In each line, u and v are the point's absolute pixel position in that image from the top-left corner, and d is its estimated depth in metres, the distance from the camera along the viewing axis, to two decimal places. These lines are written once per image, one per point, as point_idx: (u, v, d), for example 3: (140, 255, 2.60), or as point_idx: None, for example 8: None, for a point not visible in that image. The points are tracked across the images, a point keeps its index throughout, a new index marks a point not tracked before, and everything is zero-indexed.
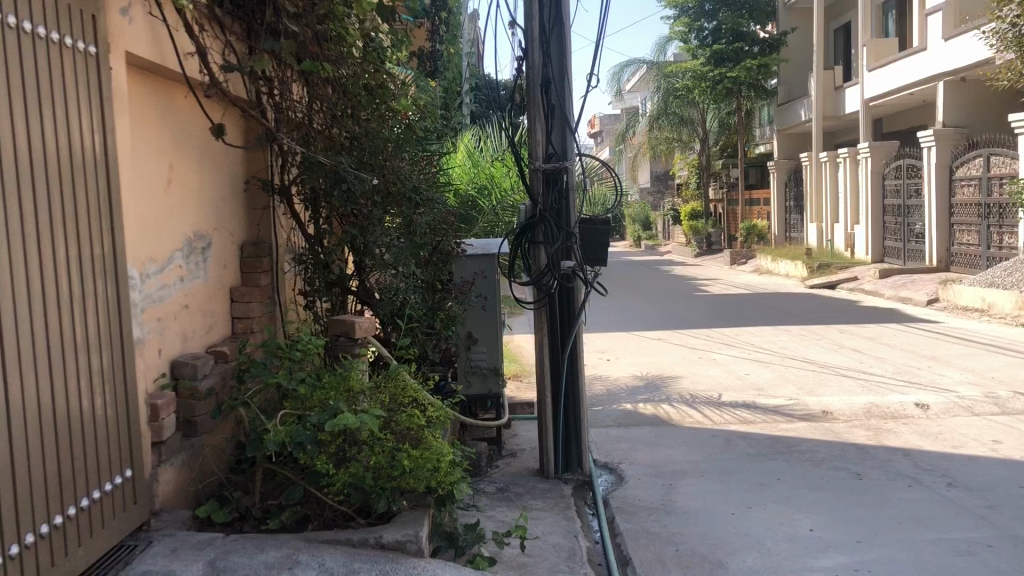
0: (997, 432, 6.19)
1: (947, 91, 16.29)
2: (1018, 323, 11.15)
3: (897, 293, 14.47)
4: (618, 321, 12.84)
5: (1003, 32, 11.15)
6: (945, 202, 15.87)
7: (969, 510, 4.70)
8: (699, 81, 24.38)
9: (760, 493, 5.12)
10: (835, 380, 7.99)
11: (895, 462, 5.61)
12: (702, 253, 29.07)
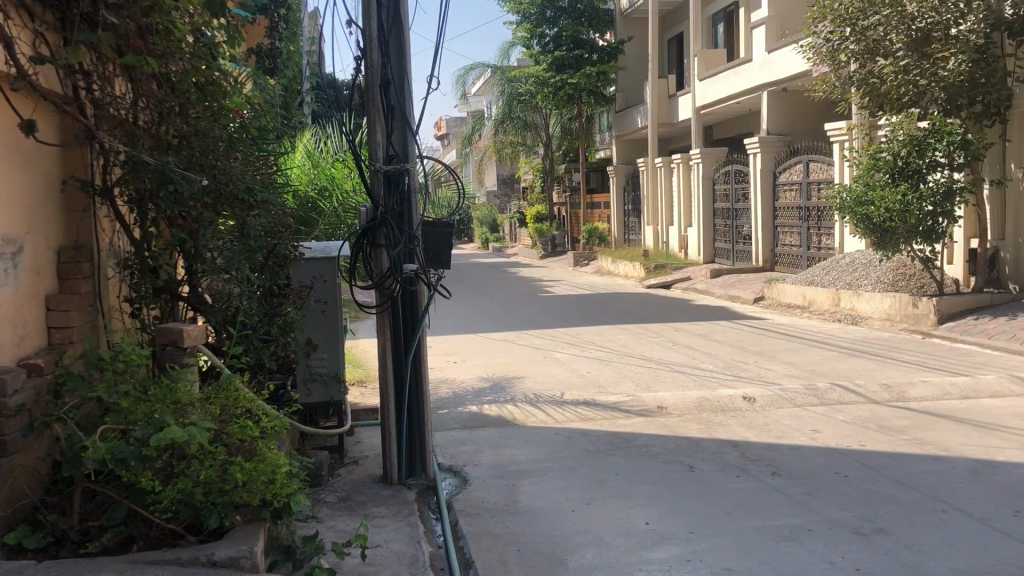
0: (816, 422, 6.60)
1: (771, 100, 17.24)
2: (834, 318, 11.97)
3: (727, 292, 15.21)
4: (464, 324, 12.87)
5: (818, 47, 11.96)
6: (770, 205, 16.83)
7: (791, 497, 4.98)
8: (541, 86, 24.80)
9: (599, 489, 5.25)
10: (670, 376, 8.30)
11: (724, 453, 5.88)
12: (547, 255, 29.62)
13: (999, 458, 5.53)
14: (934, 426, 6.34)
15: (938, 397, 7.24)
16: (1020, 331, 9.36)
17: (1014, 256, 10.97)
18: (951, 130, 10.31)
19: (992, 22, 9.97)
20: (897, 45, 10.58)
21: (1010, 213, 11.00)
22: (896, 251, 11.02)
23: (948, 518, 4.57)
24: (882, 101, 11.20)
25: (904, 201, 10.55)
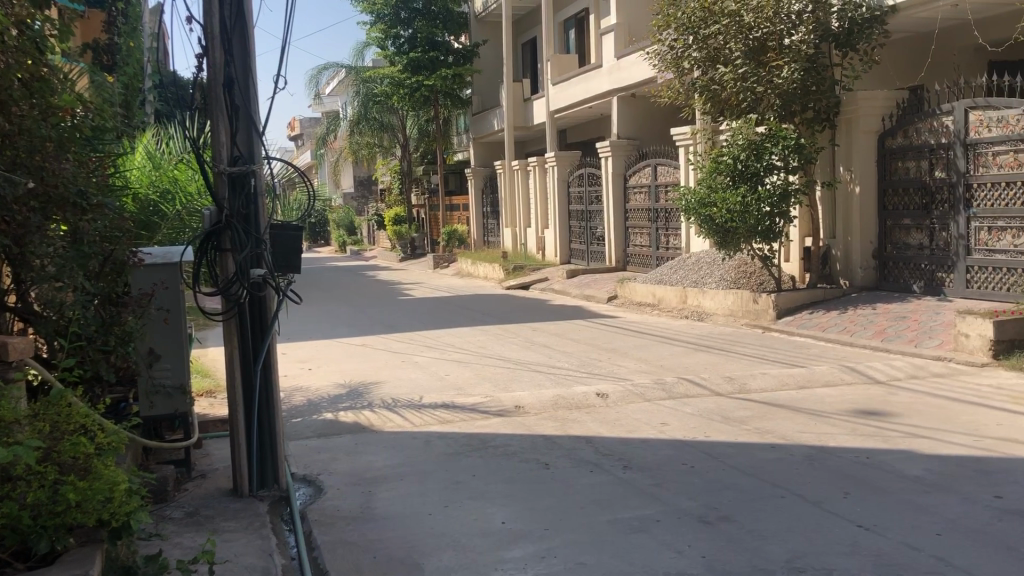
0: (665, 415, 6.84)
1: (620, 105, 17.71)
2: (682, 315, 12.45)
3: (582, 292, 15.55)
4: (319, 329, 12.61)
5: (662, 54, 12.35)
6: (621, 207, 17.34)
7: (642, 490, 5.12)
8: (397, 87, 24.61)
9: (457, 492, 5.24)
10: (527, 375, 8.40)
11: (579, 449, 6.00)
12: (406, 258, 29.42)
13: (832, 443, 5.89)
14: (774, 416, 6.69)
15: (777, 388, 7.64)
16: (849, 324, 10.01)
17: (843, 254, 11.71)
18: (786, 135, 10.88)
19: (820, 33, 10.73)
20: (736, 53, 11.09)
21: (839, 213, 11.74)
22: (737, 250, 11.59)
23: (787, 503, 4.82)
24: (723, 106, 11.72)
25: (744, 202, 11.09)
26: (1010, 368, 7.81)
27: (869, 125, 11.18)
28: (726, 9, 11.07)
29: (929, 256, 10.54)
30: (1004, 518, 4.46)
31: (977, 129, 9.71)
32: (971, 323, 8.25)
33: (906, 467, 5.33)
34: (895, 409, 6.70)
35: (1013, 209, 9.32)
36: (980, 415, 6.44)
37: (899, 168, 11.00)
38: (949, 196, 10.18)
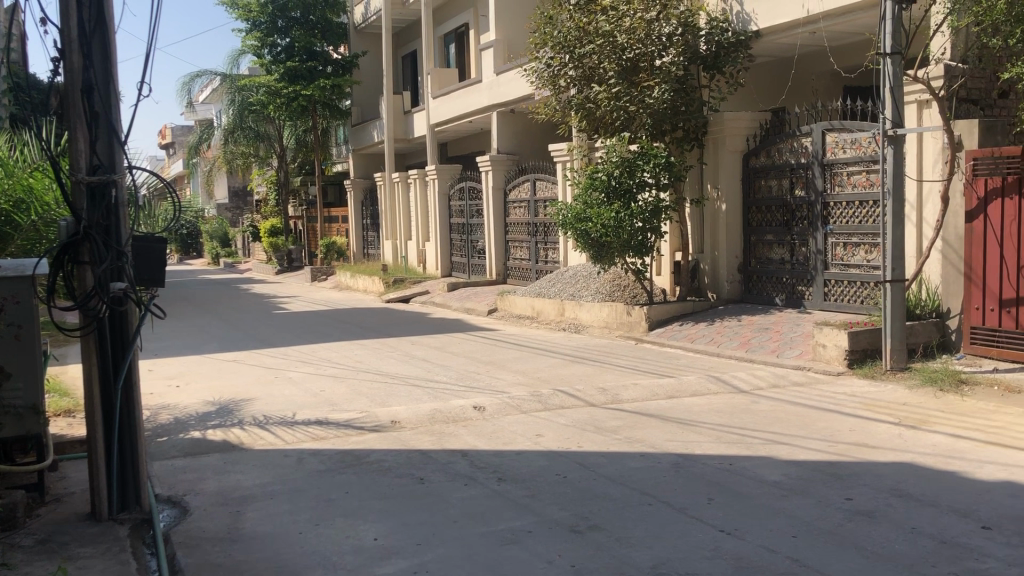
0: (540, 427, 6.93)
1: (499, 120, 17.85)
2: (559, 328, 12.65)
3: (462, 305, 15.58)
4: (188, 344, 12.17)
5: (539, 71, 12.54)
6: (501, 221, 17.49)
7: (515, 501, 5.17)
8: (272, 96, 23.97)
9: (328, 509, 5.16)
10: (403, 390, 8.35)
11: (454, 463, 6.01)
12: (283, 270, 28.75)
13: (698, 451, 6.09)
14: (644, 425, 6.88)
15: (648, 398, 7.85)
16: (717, 335, 10.39)
17: (712, 268, 12.17)
18: (656, 153, 11.35)
19: (688, 55, 11.27)
20: (609, 72, 11.40)
21: (707, 228, 12.21)
22: (611, 263, 11.84)
23: (654, 510, 4.96)
24: (598, 124, 11.98)
25: (618, 218, 11.35)
26: (862, 376, 8.28)
27: (735, 145, 11.69)
28: (600, 30, 11.36)
29: (790, 270, 11.07)
30: (853, 519, 4.73)
31: (833, 150, 10.26)
32: (828, 334, 8.70)
33: (766, 472, 5.58)
34: (758, 417, 7.00)
35: (866, 226, 9.90)
36: (834, 421, 6.80)
37: (762, 186, 11.53)
38: (808, 214, 10.73)
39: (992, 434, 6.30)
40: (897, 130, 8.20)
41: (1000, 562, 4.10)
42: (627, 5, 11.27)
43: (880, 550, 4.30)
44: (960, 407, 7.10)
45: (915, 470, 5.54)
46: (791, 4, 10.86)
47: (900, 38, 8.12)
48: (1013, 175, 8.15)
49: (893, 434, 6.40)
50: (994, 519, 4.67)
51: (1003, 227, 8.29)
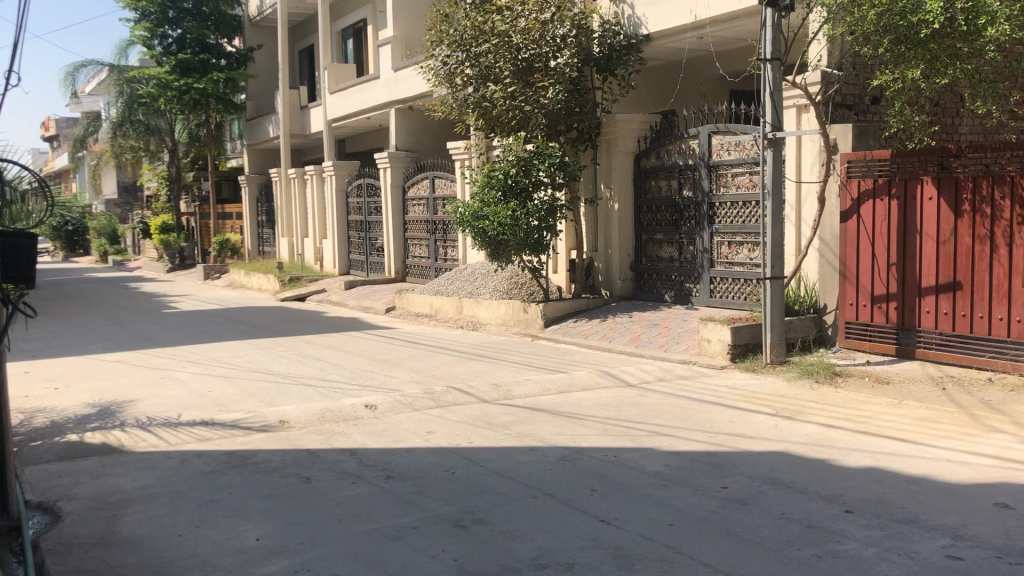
0: (431, 424, 6.96)
1: (398, 117, 17.74)
2: (456, 325, 12.68)
3: (359, 303, 15.45)
4: (70, 345, 11.71)
5: (435, 69, 12.56)
6: (400, 219, 17.44)
7: (402, 498, 5.19)
8: (163, 89, 23.23)
9: (210, 511, 5.07)
10: (294, 389, 8.25)
11: (342, 461, 5.99)
12: (175, 269, 27.89)
13: (584, 444, 6.23)
14: (534, 420, 6.98)
15: (539, 393, 7.97)
16: (609, 331, 10.61)
17: (605, 265, 12.42)
18: (551, 153, 11.53)
19: (582, 58, 11.60)
20: (505, 72, 11.52)
21: (600, 226, 12.47)
22: (508, 262, 11.96)
23: (538, 503, 5.05)
24: (494, 123, 12.08)
25: (514, 216, 11.44)
26: (745, 370, 8.60)
27: (626, 147, 12.00)
28: (495, 29, 11.46)
29: (679, 267, 11.39)
30: (727, 506, 4.92)
31: (718, 152, 10.61)
32: (712, 329, 9.00)
33: (648, 463, 5.75)
34: (643, 410, 7.20)
35: (749, 225, 10.28)
36: (716, 413, 7.05)
37: (652, 187, 11.85)
38: (696, 213, 11.07)
39: (860, 424, 6.64)
40: (776, 133, 8.54)
41: (859, 543, 4.33)
42: (521, 6, 11.43)
43: (750, 535, 4.49)
44: (832, 398, 7.46)
45: (788, 458, 5.80)
46: (678, 9, 11.19)
47: (779, 44, 8.46)
48: (883, 178, 8.67)
49: (769, 424, 6.68)
50: (857, 503, 4.94)
51: (875, 227, 8.79)
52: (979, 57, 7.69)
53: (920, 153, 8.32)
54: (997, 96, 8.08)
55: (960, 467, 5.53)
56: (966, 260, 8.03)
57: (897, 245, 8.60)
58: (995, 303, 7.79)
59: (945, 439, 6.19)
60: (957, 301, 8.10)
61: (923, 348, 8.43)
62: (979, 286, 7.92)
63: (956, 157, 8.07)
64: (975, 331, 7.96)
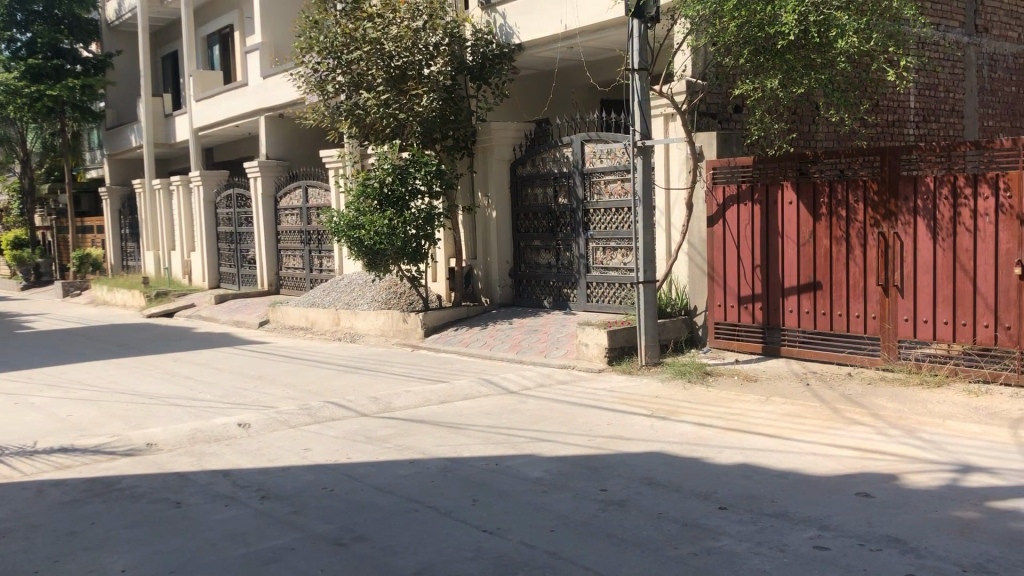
0: (308, 440, 6.79)
1: (267, 126, 17.26)
2: (334, 338, 12.43)
3: (231, 318, 14.96)
4: None
5: (306, 76, 12.34)
6: (272, 230, 17.02)
7: (279, 519, 5.03)
8: (11, 96, 21.65)
9: (70, 544, 4.77)
10: (162, 410, 7.89)
11: (214, 484, 5.76)
12: (30, 286, 26.31)
13: (466, 454, 6.21)
14: (414, 432, 6.90)
15: (419, 404, 7.90)
16: (489, 339, 10.62)
17: (485, 273, 12.46)
18: (427, 161, 11.49)
19: (455, 65, 11.52)
20: (377, 79, 11.43)
21: (479, 235, 12.51)
22: (385, 271, 11.72)
23: (419, 516, 4.99)
24: (368, 131, 11.93)
25: (391, 225, 11.28)
26: (621, 372, 8.77)
27: (502, 155, 12.09)
28: (367, 36, 11.38)
29: (557, 273, 11.53)
30: (606, 509, 4.98)
31: (591, 160, 10.79)
32: (589, 334, 9.14)
33: (529, 470, 5.77)
34: (523, 417, 7.23)
35: (621, 231, 10.50)
36: (594, 417, 7.15)
37: (529, 194, 11.96)
38: (571, 220, 11.24)
39: (731, 421, 6.87)
40: (645, 141, 8.76)
41: (733, 538, 4.46)
42: (393, 14, 11.48)
43: (629, 536, 4.56)
44: (704, 397, 7.69)
45: (663, 458, 5.94)
46: (549, 18, 11.34)
47: (645, 54, 8.68)
48: (747, 183, 9.01)
49: (646, 425, 6.82)
50: (730, 499, 5.09)
51: (740, 230, 9.13)
52: (832, 67, 8.16)
53: (780, 160, 8.70)
54: (849, 105, 8.53)
55: (824, 459, 5.80)
56: (825, 261, 8.44)
57: (761, 247, 8.96)
58: (852, 301, 8.23)
59: (810, 432, 6.47)
60: (818, 300, 8.50)
61: (788, 346, 8.82)
62: (837, 285, 8.34)
63: (813, 163, 8.48)
64: (835, 328, 8.38)
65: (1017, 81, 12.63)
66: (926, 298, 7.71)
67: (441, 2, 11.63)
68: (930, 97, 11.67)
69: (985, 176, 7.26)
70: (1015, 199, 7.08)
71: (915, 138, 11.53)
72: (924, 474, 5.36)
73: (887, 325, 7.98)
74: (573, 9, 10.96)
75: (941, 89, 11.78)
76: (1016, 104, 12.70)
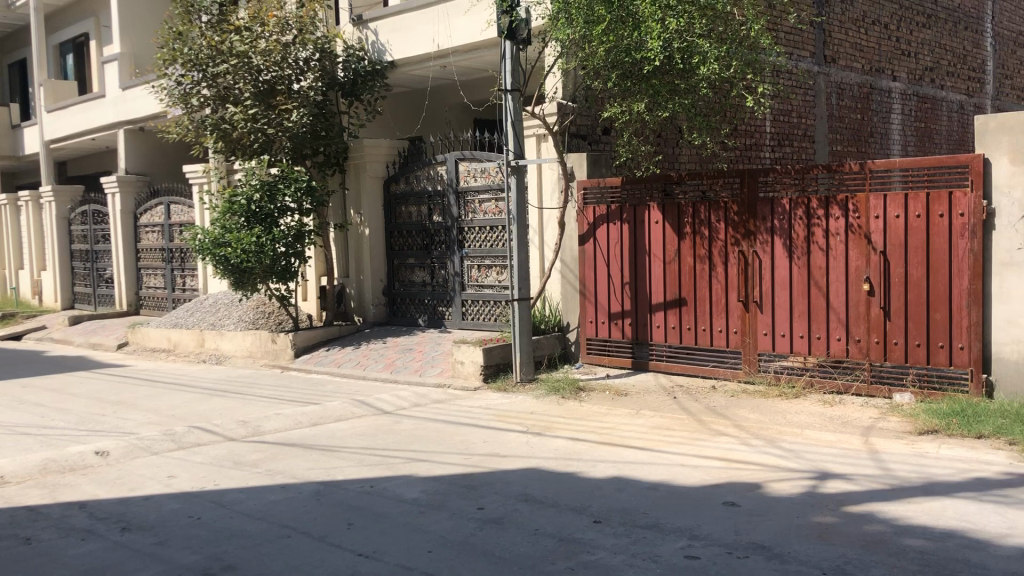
0: (172, 468, 6.49)
1: (126, 139, 16.53)
2: (198, 359, 11.97)
3: (87, 341, 14.19)
4: None
5: (169, 89, 11.92)
6: (132, 247, 16.28)
7: (141, 550, 4.78)
8: None
9: None
10: (10, 440, 7.38)
11: (70, 516, 5.42)
12: None
13: (340, 477, 6.08)
14: (285, 456, 6.71)
15: (290, 427, 7.69)
16: (362, 359, 10.47)
17: (357, 291, 12.30)
18: (297, 177, 11.28)
19: (326, 81, 11.41)
20: (245, 94, 11.15)
21: (352, 253, 12.35)
22: (252, 291, 11.38)
23: (292, 542, 4.85)
24: (234, 146, 11.60)
25: (259, 243, 10.96)
26: (496, 390, 8.80)
27: (375, 172, 12.01)
28: (234, 50, 11.12)
29: (431, 292, 11.50)
30: (484, 527, 4.98)
31: (465, 178, 10.84)
32: (464, 351, 9.14)
33: (405, 491, 5.71)
34: (398, 437, 7.15)
35: (496, 249, 10.57)
36: (469, 435, 7.15)
37: (402, 213, 11.91)
38: (445, 238, 11.24)
39: (604, 435, 7.00)
40: (518, 161, 8.86)
41: (608, 551, 4.54)
42: (261, 28, 11.25)
43: (506, 553, 4.56)
44: (577, 412, 7.82)
45: (539, 474, 6.00)
46: (421, 37, 11.36)
47: (518, 76, 8.81)
48: (615, 204, 9.25)
49: (521, 442, 6.87)
50: (605, 512, 5.18)
51: (610, 248, 9.36)
52: (694, 93, 8.50)
53: (647, 181, 8.99)
54: (710, 129, 8.92)
55: (692, 470, 5.99)
56: (689, 278, 8.75)
57: (629, 265, 9.20)
58: (716, 316, 8.56)
59: (678, 444, 6.67)
60: (684, 316, 8.81)
61: (656, 360, 9.08)
62: (701, 302, 8.66)
63: (677, 184, 8.79)
64: (699, 343, 8.69)
65: (862, 109, 13.50)
66: (783, 313, 8.11)
67: (312, 18, 11.50)
68: (785, 122, 12.32)
69: (836, 198, 7.70)
70: (862, 220, 7.54)
71: (771, 161, 12.13)
72: (786, 482, 5.61)
73: (748, 339, 8.34)
74: (445, 28, 11.02)
75: (794, 115, 12.46)
76: (861, 130, 13.57)
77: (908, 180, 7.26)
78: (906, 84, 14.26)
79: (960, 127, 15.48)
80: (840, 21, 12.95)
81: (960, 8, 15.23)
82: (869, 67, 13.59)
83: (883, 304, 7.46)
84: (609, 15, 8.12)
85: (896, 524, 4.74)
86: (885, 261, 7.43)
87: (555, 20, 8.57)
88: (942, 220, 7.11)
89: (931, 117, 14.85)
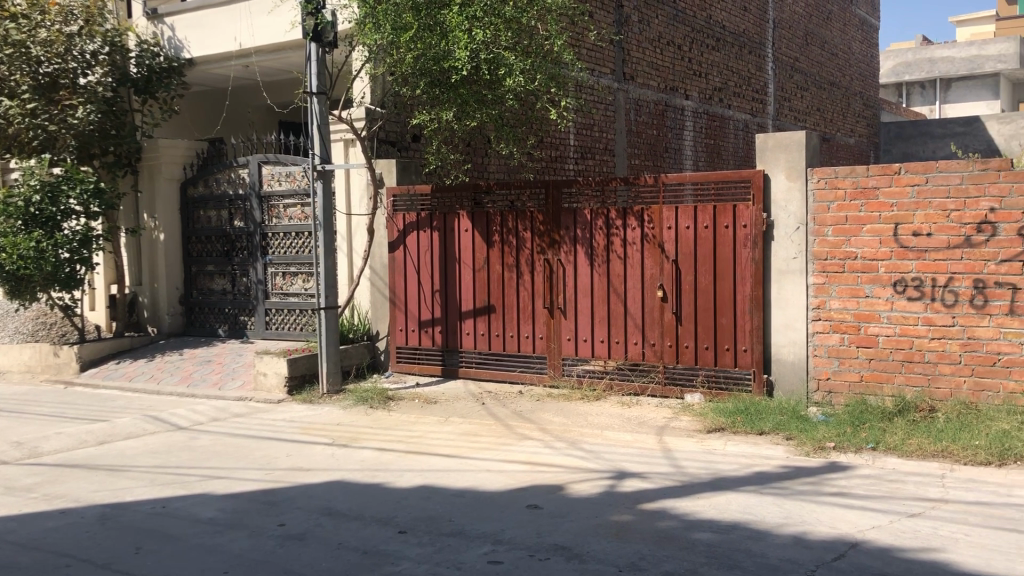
0: None
1: None
2: None
3: None
4: None
5: None
6: None
7: None
8: None
9: None
10: None
11: None
12: None
13: (128, 498, 5.69)
14: (66, 478, 6.21)
15: (72, 446, 7.13)
16: (157, 371, 9.90)
17: (151, 299, 11.62)
18: (83, 178, 10.49)
19: (116, 77, 10.81)
20: (21, 86, 10.28)
21: (145, 259, 11.65)
22: (31, 300, 10.46)
23: (72, 571, 4.48)
24: (11, 144, 10.64)
25: (38, 248, 10.10)
26: (301, 401, 8.56)
27: (170, 174, 11.41)
28: (8, 38, 10.22)
29: (231, 300, 11.04)
30: (284, 544, 4.81)
31: (269, 182, 10.49)
32: (268, 362, 8.83)
33: (200, 510, 5.42)
34: (195, 454, 6.79)
35: (301, 256, 10.28)
36: (271, 449, 6.90)
37: (201, 217, 11.40)
38: (247, 244, 10.84)
39: (412, 444, 6.96)
40: (324, 166, 8.66)
41: (412, 561, 4.50)
42: (42, 16, 10.44)
43: (308, 570, 4.43)
44: (384, 421, 7.73)
45: (344, 486, 5.88)
46: (222, 34, 10.90)
47: (323, 79, 8.61)
48: (425, 211, 9.26)
49: (326, 454, 6.71)
50: (410, 522, 5.14)
51: (419, 255, 9.34)
52: (500, 104, 8.65)
53: (455, 189, 9.06)
54: (516, 139, 9.11)
55: (497, 475, 6.07)
56: (497, 286, 8.89)
57: (439, 273, 9.23)
58: (522, 322, 8.74)
59: (484, 450, 6.74)
60: (492, 322, 8.93)
61: (465, 367, 9.15)
62: (508, 308, 8.82)
63: (486, 194, 8.91)
64: (507, 349, 8.84)
65: (657, 124, 14.23)
66: (585, 319, 8.39)
67: (99, 9, 10.82)
68: (587, 136, 12.77)
69: (632, 209, 8.06)
70: (656, 229, 7.94)
71: (574, 173, 12.53)
72: (586, 483, 5.78)
73: (552, 344, 8.57)
74: (248, 27, 10.64)
75: (596, 129, 12.95)
76: (656, 145, 14.28)
77: (698, 194, 7.72)
78: (697, 102, 15.18)
79: (745, 144, 16.64)
80: (638, 41, 13.59)
81: (744, 33, 16.42)
82: (664, 86, 14.34)
83: (675, 310, 7.88)
84: (416, 23, 8.10)
85: (686, 519, 5.00)
86: (677, 269, 7.85)
87: (361, 26, 8.40)
88: (727, 231, 7.60)
89: (719, 134, 15.87)
